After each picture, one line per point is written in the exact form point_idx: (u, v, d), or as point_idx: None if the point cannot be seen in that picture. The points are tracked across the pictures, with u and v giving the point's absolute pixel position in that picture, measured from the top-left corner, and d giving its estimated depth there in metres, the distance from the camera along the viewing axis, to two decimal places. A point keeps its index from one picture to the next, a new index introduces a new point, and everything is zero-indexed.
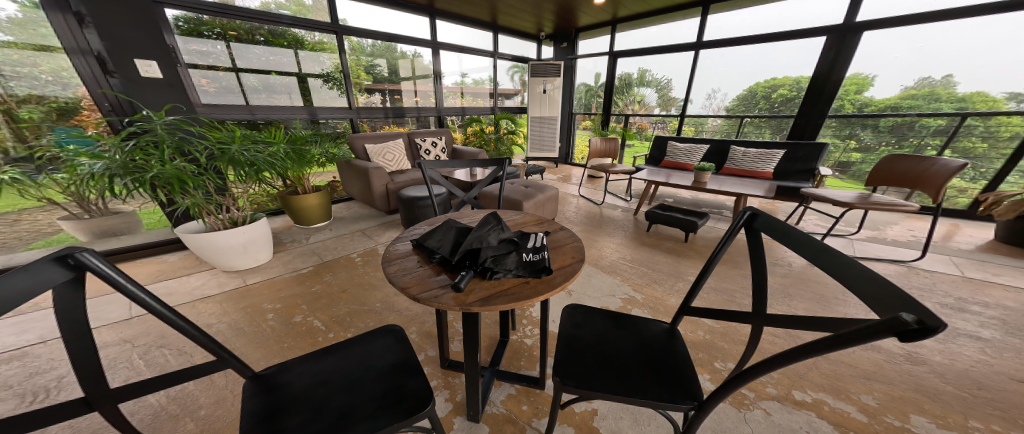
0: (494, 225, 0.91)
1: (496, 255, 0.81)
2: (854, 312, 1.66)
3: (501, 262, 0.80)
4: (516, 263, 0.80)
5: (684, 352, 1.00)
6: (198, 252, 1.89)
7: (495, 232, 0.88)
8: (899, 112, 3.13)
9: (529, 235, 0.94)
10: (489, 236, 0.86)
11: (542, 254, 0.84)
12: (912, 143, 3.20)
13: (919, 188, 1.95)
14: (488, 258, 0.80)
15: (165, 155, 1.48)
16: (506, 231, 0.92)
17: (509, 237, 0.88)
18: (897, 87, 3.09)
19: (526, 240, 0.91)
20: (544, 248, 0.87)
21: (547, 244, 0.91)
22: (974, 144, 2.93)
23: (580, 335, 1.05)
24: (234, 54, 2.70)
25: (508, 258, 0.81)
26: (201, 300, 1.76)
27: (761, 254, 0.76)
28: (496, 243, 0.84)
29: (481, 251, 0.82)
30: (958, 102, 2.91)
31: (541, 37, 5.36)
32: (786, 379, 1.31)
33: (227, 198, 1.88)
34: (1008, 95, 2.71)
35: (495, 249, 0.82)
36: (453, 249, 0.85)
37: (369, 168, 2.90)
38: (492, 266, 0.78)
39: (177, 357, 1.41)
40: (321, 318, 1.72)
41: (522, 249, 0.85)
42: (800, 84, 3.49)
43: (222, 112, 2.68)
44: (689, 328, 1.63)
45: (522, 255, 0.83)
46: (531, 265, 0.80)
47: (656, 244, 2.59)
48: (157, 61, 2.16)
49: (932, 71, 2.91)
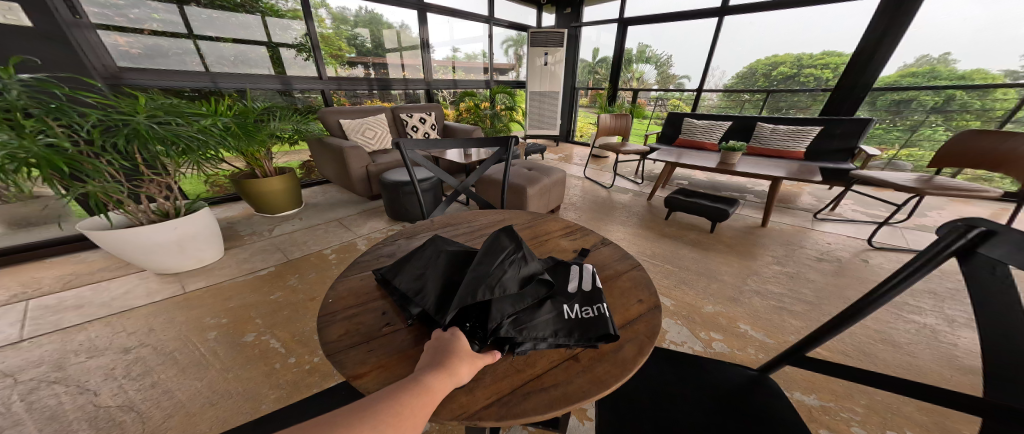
0: (510, 251, 0.54)
1: (519, 314, 0.49)
2: (934, 320, 1.37)
3: (527, 326, 0.48)
4: (553, 327, 0.48)
5: (790, 412, 0.67)
6: (116, 252, 1.47)
7: (515, 264, 0.52)
8: (898, 90, 2.88)
9: (567, 268, 0.60)
10: (503, 275, 0.50)
11: (594, 308, 0.52)
12: (909, 121, 2.98)
13: (1012, 170, 1.68)
14: (507, 320, 0.47)
15: (25, 128, 1.08)
16: (532, 260, 0.56)
17: (540, 275, 0.54)
18: (897, 65, 2.79)
19: (565, 278, 0.58)
20: (594, 293, 0.55)
21: (597, 282, 0.58)
22: (966, 120, 2.81)
23: (632, 388, 0.72)
24: (191, 23, 2.24)
25: (538, 317, 0.49)
26: (121, 313, 1.34)
27: (1011, 299, 0.43)
28: (517, 291, 0.50)
29: (494, 305, 0.48)
30: (957, 80, 2.71)
31: (541, 2, 4.78)
32: (874, 416, 1.03)
33: (148, 186, 1.49)
34: (1006, 72, 2.52)
35: (516, 303, 0.49)
36: (442, 296, 0.50)
37: (344, 148, 2.47)
38: (513, 335, 0.46)
39: (74, 398, 1.01)
40: (281, 337, 1.28)
41: (559, 296, 0.53)
42: (800, 61, 3.26)
43: (146, 78, 2.12)
44: (739, 345, 1.32)
45: (558, 310, 0.51)
46: (579, 331, 0.48)
47: (679, 235, 2.26)
48: (21, 4, 1.52)
49: (931, 48, 2.64)
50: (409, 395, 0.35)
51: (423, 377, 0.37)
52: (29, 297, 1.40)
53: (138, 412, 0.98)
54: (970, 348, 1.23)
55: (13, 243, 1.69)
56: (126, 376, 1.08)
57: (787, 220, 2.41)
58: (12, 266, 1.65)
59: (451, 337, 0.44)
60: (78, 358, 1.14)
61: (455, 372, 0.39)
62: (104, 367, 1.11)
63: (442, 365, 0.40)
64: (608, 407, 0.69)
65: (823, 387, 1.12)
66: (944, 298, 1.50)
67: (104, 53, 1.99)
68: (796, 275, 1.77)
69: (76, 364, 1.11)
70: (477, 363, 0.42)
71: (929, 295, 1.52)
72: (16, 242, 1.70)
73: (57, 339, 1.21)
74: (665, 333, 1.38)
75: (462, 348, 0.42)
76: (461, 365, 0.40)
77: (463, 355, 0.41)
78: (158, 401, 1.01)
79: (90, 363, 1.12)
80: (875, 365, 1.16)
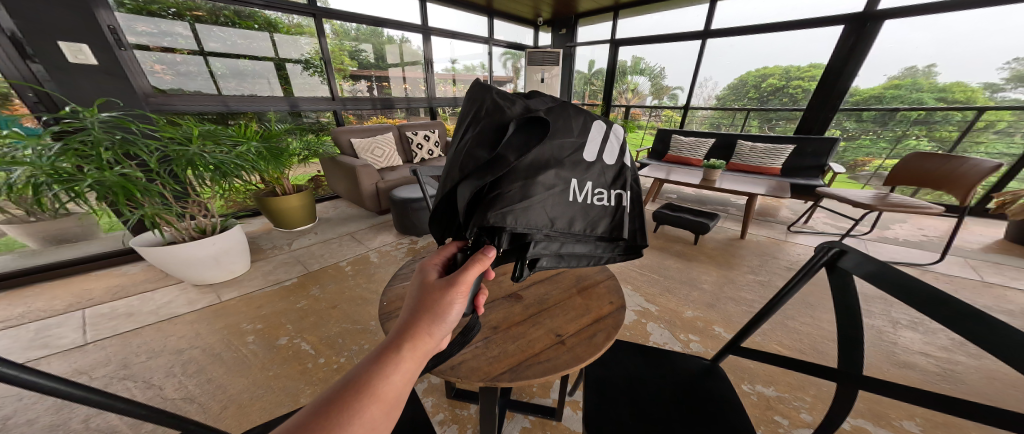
0: (486, 104, 0.46)
1: (504, 191, 0.43)
2: (880, 323, 1.59)
3: (513, 209, 0.44)
4: (553, 213, 0.46)
5: (731, 393, 0.87)
6: (160, 266, 1.65)
7: (491, 124, 0.43)
8: (881, 104, 3.09)
9: (587, 117, 0.47)
10: (469, 145, 0.43)
11: (607, 193, 0.49)
12: (896, 133, 3.17)
13: (950, 189, 1.91)
14: (487, 200, 0.43)
15: (104, 160, 1.27)
16: (514, 104, 0.45)
17: (525, 123, 0.43)
18: (880, 77, 3.00)
19: (579, 130, 0.47)
20: (614, 169, 0.50)
21: (626, 154, 0.50)
22: (949, 132, 2.92)
23: (611, 378, 0.91)
24: (200, 37, 2.37)
25: (533, 197, 0.44)
26: (168, 320, 1.52)
27: (852, 300, 0.63)
28: (490, 158, 0.42)
29: (465, 184, 0.43)
30: (939, 93, 2.90)
31: (537, 23, 5.10)
32: (819, 404, 1.22)
33: (191, 206, 1.67)
34: (984, 85, 2.71)
35: (492, 171, 0.41)
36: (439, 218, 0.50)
37: (356, 166, 2.66)
38: (499, 222, 0.43)
39: (144, 391, 1.18)
40: (309, 340, 1.45)
41: (564, 165, 0.46)
42: (789, 73, 3.44)
43: (182, 102, 2.36)
44: (713, 345, 1.50)
45: (566, 187, 0.46)
46: (586, 224, 0.49)
47: (666, 247, 2.46)
48: (88, 45, 1.73)
49: (916, 60, 2.87)
50: (359, 403, 0.33)
51: (370, 364, 0.36)
52: (85, 306, 1.59)
53: (199, 404, 1.15)
54: (907, 345, 1.44)
55: (76, 255, 1.92)
56: (184, 374, 1.26)
57: (764, 232, 2.63)
58: (62, 279, 1.84)
59: (426, 291, 0.45)
60: (140, 359, 1.31)
61: (426, 337, 0.40)
62: (163, 366, 1.29)
63: (412, 331, 0.40)
64: (592, 390, 0.88)
65: (780, 380, 1.31)
66: (889, 304, 1.72)
67: (141, 79, 2.20)
68: (768, 283, 1.97)
69: (139, 363, 1.29)
70: (445, 312, 0.42)
71: (876, 302, 1.75)
72: (78, 254, 1.93)
73: (118, 342, 1.39)
74: (649, 335, 1.57)
75: (430, 302, 0.43)
76: (426, 326, 0.41)
77: (428, 311, 0.42)
78: (214, 394, 1.19)
79: (151, 363, 1.30)
80: (825, 361, 1.36)
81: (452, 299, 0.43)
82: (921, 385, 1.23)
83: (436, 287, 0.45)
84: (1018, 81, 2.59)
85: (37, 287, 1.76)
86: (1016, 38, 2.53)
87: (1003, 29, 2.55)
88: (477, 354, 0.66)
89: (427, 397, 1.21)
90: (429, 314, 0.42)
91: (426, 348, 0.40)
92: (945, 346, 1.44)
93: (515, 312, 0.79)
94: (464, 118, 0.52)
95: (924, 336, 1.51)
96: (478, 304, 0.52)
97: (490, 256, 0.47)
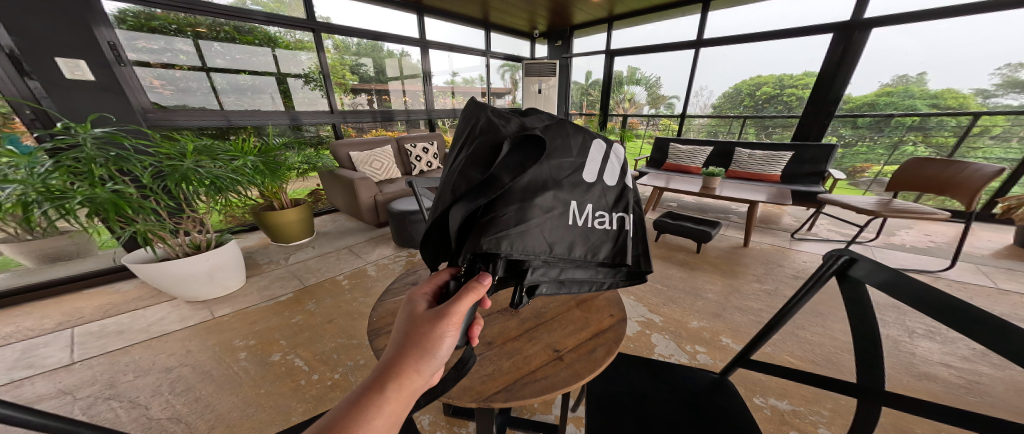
0: (482, 119, 0.44)
1: (500, 214, 0.41)
2: (895, 333, 1.54)
3: (510, 233, 0.41)
4: (551, 238, 0.44)
5: (742, 409, 0.82)
6: (154, 283, 1.62)
7: (486, 142, 0.41)
8: (875, 110, 3.11)
9: (584, 137, 0.46)
10: (461, 161, 0.41)
11: (610, 216, 0.46)
12: (893, 139, 3.17)
13: (954, 193, 1.89)
14: (479, 226, 0.41)
15: (95, 176, 1.26)
16: (511, 121, 0.43)
17: (521, 141, 0.41)
18: (875, 84, 3.02)
19: (579, 150, 0.45)
20: (616, 192, 0.47)
21: (627, 175, 0.48)
22: (946, 138, 2.95)
23: (616, 394, 0.86)
24: (202, 53, 2.41)
25: (532, 219, 0.42)
26: (159, 337, 1.48)
27: (868, 310, 0.59)
28: (484, 179, 0.39)
29: (458, 207, 0.40)
30: (931, 99, 2.92)
31: (535, 36, 5.21)
32: (839, 418, 1.16)
33: (186, 222, 1.64)
34: (976, 91, 2.73)
35: (487, 193, 0.38)
36: (431, 242, 0.47)
37: (355, 179, 2.65)
38: (495, 250, 0.41)
39: (129, 411, 1.14)
40: (303, 356, 1.40)
41: (563, 186, 0.44)
42: (782, 82, 3.47)
43: (181, 117, 2.37)
44: (721, 356, 1.45)
45: (566, 209, 0.44)
46: (588, 250, 0.45)
47: (668, 256, 2.42)
48: (86, 61, 1.76)
49: (908, 68, 2.88)
50: None
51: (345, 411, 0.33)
52: (74, 324, 1.55)
53: (186, 424, 1.11)
54: (926, 356, 1.39)
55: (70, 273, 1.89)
56: (172, 392, 1.22)
57: (767, 240, 2.60)
58: (53, 298, 1.81)
59: (414, 323, 0.42)
60: (127, 378, 1.27)
61: (412, 375, 0.38)
62: (151, 385, 1.24)
63: (395, 369, 0.37)
64: (595, 406, 0.84)
65: (794, 393, 1.26)
66: (901, 312, 1.68)
67: (143, 95, 2.22)
68: (774, 292, 1.93)
69: (126, 382, 1.25)
70: (433, 350, 0.40)
71: (887, 310, 1.70)
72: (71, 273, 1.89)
73: (104, 361, 1.34)
74: (654, 347, 1.52)
75: (417, 335, 0.40)
76: (410, 362, 0.38)
77: (417, 345, 0.40)
78: (202, 414, 1.14)
79: (139, 382, 1.25)
80: (840, 372, 1.30)
81: (443, 331, 0.41)
82: (944, 398, 1.17)
83: (425, 317, 0.42)
84: (1010, 88, 2.60)
85: (27, 306, 1.73)
86: (1012, 43, 2.51)
87: (997, 37, 2.54)
88: (471, 371, 0.63)
89: (425, 415, 1.16)
90: (418, 350, 0.39)
91: (412, 388, 0.37)
92: (965, 356, 1.39)
93: (511, 326, 0.76)
94: (458, 136, 0.50)
95: (942, 346, 1.45)
96: (471, 335, 0.49)
97: (486, 283, 0.44)
